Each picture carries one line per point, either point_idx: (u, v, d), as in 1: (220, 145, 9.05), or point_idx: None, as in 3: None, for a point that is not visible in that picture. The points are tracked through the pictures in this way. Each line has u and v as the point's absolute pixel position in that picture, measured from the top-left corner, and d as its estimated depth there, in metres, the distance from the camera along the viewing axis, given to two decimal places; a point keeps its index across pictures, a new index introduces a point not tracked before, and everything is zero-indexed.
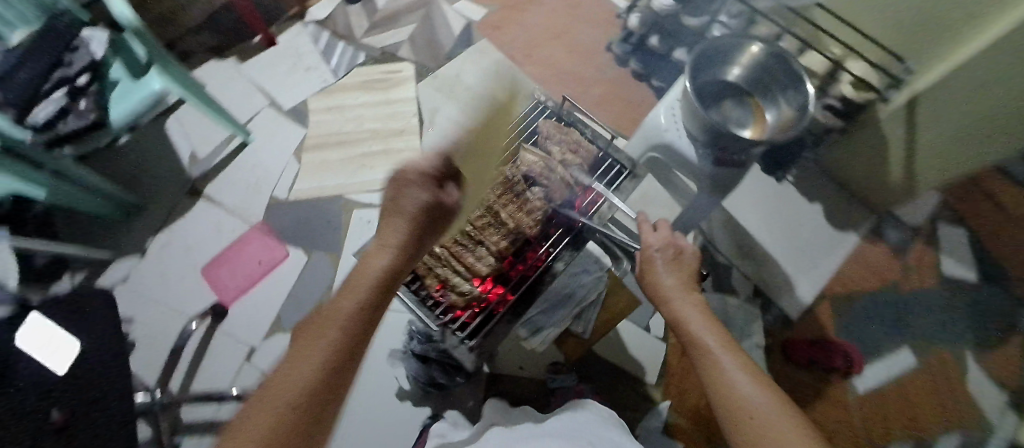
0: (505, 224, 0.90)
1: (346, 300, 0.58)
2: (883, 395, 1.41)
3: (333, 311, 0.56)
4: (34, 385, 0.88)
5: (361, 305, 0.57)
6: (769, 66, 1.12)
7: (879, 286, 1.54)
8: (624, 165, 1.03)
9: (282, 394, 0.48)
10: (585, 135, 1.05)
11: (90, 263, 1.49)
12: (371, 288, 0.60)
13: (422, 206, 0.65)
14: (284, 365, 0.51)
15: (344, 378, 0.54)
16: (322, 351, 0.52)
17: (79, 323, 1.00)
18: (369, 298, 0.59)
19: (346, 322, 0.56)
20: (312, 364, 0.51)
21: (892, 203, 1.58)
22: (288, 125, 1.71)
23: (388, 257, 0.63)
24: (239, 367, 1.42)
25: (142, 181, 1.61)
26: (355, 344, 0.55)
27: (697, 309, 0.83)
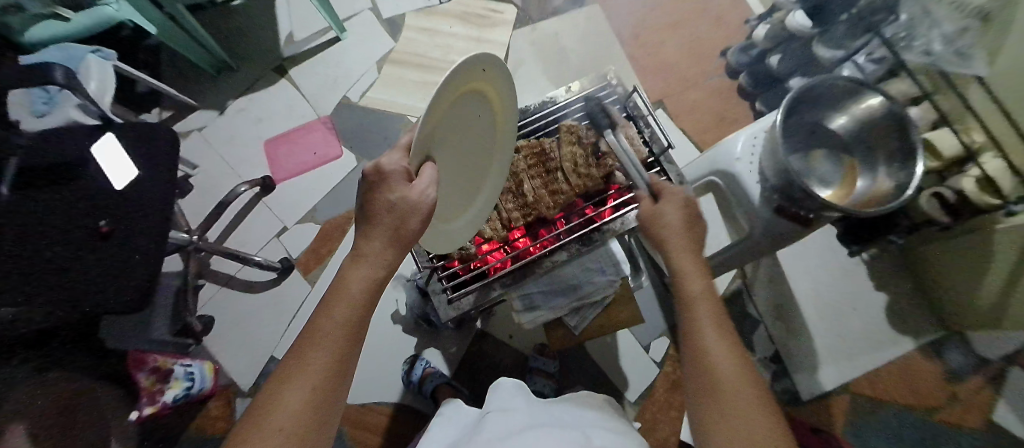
0: (523, 196, 0.95)
1: (334, 315, 0.59)
2: None
3: (322, 327, 0.58)
4: (93, 192, 1.07)
5: (345, 319, 0.59)
6: (882, 128, 0.98)
7: (913, 402, 1.39)
8: (670, 178, 0.98)
9: (277, 413, 0.53)
10: (642, 134, 1.01)
11: (177, 105, 1.65)
12: (354, 303, 0.60)
13: (391, 209, 0.61)
14: (276, 382, 0.55)
15: (338, 391, 0.57)
16: (315, 373, 0.55)
17: (141, 148, 1.14)
18: (354, 311, 0.60)
19: (332, 339, 0.58)
20: (303, 384, 0.55)
21: (970, 323, 1.38)
22: (382, 34, 1.74)
23: (372, 269, 0.62)
24: (270, 239, 1.55)
25: (240, 44, 1.72)
26: (346, 355, 0.58)
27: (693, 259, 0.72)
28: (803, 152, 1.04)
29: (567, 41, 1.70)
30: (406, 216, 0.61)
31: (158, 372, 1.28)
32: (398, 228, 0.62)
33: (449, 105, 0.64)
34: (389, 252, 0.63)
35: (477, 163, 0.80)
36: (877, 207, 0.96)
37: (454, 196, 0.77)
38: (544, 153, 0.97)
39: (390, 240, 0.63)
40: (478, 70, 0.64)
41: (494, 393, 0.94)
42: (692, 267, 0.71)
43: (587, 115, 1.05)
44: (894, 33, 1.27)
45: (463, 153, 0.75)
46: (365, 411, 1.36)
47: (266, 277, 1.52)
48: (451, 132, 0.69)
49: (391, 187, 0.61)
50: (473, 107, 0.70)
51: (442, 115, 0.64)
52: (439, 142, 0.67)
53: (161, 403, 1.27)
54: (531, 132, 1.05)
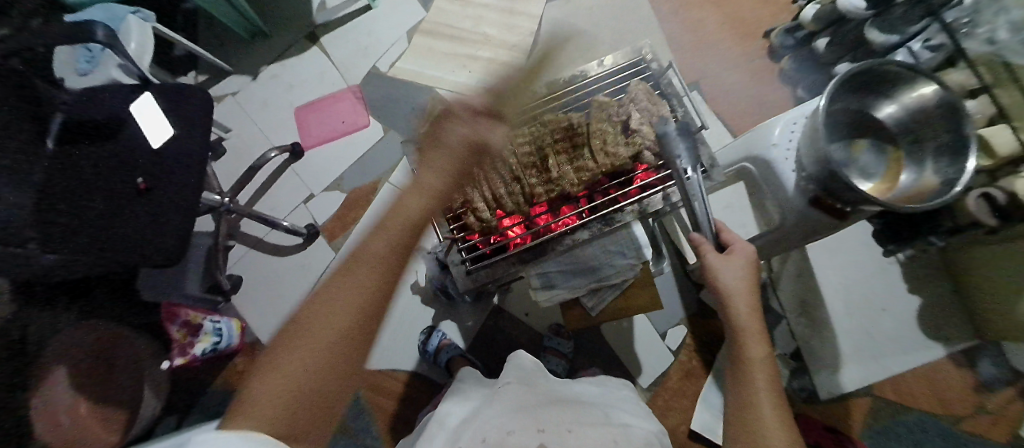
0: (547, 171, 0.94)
1: (376, 240, 0.63)
2: None
3: (371, 247, 0.63)
4: (133, 149, 1.12)
5: (386, 249, 0.63)
6: (933, 118, 0.93)
7: (938, 410, 1.34)
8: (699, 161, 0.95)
9: (323, 315, 0.59)
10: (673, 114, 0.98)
11: (212, 69, 1.69)
12: (395, 232, 0.64)
13: (458, 144, 0.69)
14: (328, 290, 0.61)
15: (373, 316, 0.61)
16: (354, 295, 0.60)
17: (175, 109, 1.17)
18: (394, 241, 0.63)
19: (372, 264, 0.62)
20: (344, 302, 0.60)
21: (1009, 333, 1.32)
22: (413, 4, 1.73)
23: (421, 198, 0.66)
24: (297, 204, 1.59)
25: (273, 10, 1.73)
26: (387, 277, 0.62)
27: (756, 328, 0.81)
28: (845, 140, 0.99)
29: (602, 17, 1.65)
30: (468, 151, 0.69)
31: (189, 326, 1.33)
32: (456, 160, 0.68)
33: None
34: (448, 185, 0.67)
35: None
36: (922, 203, 0.91)
37: None
38: (572, 128, 0.96)
39: (448, 170, 0.68)
40: None
41: (512, 365, 0.94)
42: (756, 336, 0.80)
43: (620, 91, 1.03)
44: (956, 18, 1.16)
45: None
46: (382, 376, 1.40)
47: (292, 242, 1.57)
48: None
49: (459, 124, 0.70)
50: None
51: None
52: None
53: (190, 355, 1.33)
54: (560, 106, 1.03)
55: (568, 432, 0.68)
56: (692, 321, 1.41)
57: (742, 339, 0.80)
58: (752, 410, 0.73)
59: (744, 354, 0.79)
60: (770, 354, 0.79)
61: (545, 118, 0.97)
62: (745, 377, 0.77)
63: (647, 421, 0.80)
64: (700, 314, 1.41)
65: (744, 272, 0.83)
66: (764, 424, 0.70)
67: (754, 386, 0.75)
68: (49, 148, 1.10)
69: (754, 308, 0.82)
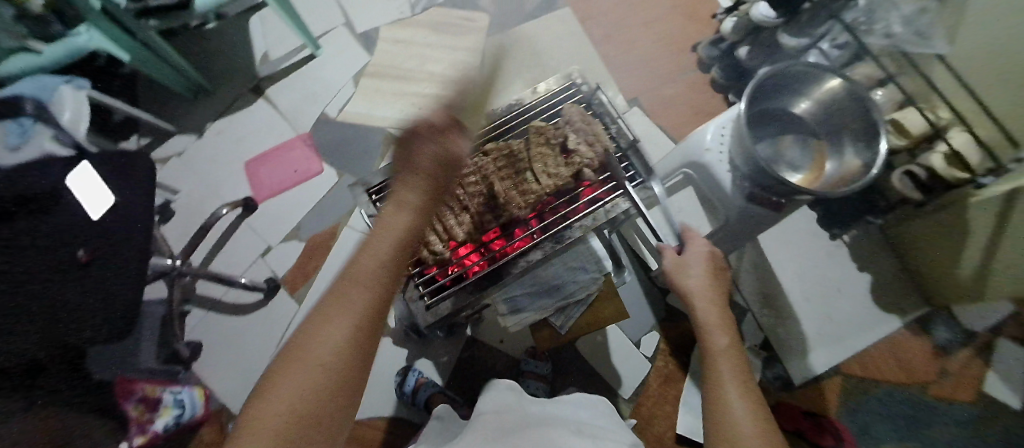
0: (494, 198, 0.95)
1: (374, 253, 0.60)
2: None
3: (365, 267, 0.58)
4: (68, 220, 1.07)
5: (387, 262, 0.60)
6: (846, 108, 0.99)
7: (904, 380, 1.39)
8: (638, 171, 0.99)
9: (316, 349, 0.52)
10: (609, 130, 1.03)
11: (155, 131, 1.65)
12: (394, 244, 0.61)
13: (432, 157, 0.67)
14: (316, 322, 0.54)
15: (376, 332, 0.57)
16: (355, 309, 0.55)
17: (115, 174, 1.14)
18: (391, 252, 0.61)
19: (374, 278, 0.58)
20: (344, 322, 0.54)
21: (953, 297, 1.40)
22: (357, 48, 1.76)
23: (402, 212, 0.64)
24: (255, 259, 1.55)
25: (215, 67, 1.72)
26: (383, 294, 0.58)
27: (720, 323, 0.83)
28: (771, 139, 1.07)
29: (541, 45, 1.72)
30: (443, 165, 0.68)
31: (147, 400, 1.31)
32: (431, 175, 0.67)
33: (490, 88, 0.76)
34: (425, 200, 0.66)
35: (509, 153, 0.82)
36: (846, 187, 0.97)
37: None
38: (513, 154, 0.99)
39: (423, 188, 0.66)
40: None
41: (487, 394, 0.94)
42: (717, 329, 0.82)
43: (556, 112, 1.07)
44: (854, 18, 1.25)
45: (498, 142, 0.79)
46: (359, 426, 1.35)
47: (252, 298, 1.52)
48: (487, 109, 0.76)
49: (432, 140, 0.68)
50: None
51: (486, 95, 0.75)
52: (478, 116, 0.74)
53: (151, 432, 1.29)
54: (501, 132, 1.06)
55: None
56: (663, 326, 1.43)
57: (707, 335, 0.82)
58: (722, 408, 0.70)
59: (709, 348, 0.80)
60: (737, 348, 0.80)
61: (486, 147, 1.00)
62: (713, 369, 0.76)
63: (623, 433, 0.84)
64: (670, 318, 1.44)
65: (704, 276, 0.89)
66: (738, 425, 0.66)
67: (721, 379, 0.74)
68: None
69: (717, 306, 0.85)
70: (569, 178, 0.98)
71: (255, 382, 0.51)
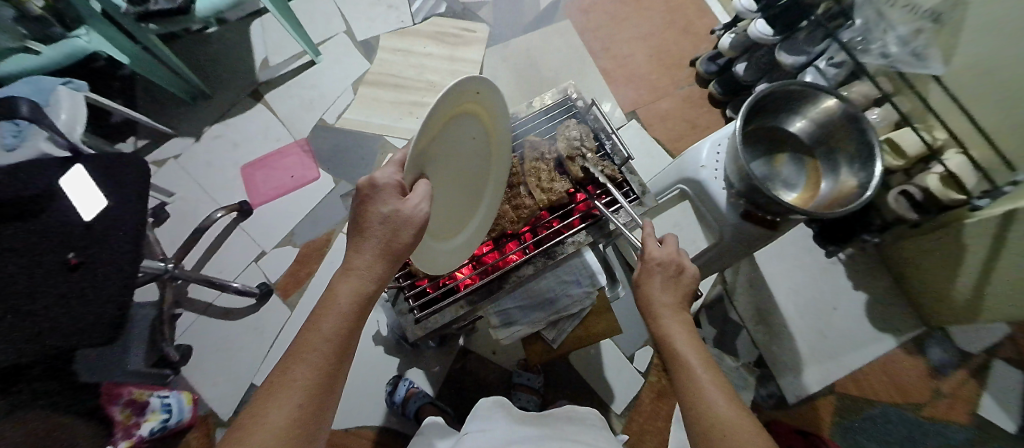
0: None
1: (323, 328, 0.60)
2: None
3: (309, 342, 0.59)
4: (59, 222, 1.06)
5: (334, 335, 0.59)
6: (840, 128, 1.00)
7: (898, 400, 1.39)
8: (632, 188, 1.00)
9: (261, 432, 0.53)
10: (604, 147, 1.02)
11: (153, 134, 1.65)
12: (344, 315, 0.61)
13: (382, 219, 0.63)
14: (262, 400, 0.55)
15: (326, 403, 0.58)
16: (300, 387, 0.56)
17: (110, 177, 1.14)
18: (340, 328, 0.60)
19: (318, 355, 0.58)
20: (287, 400, 0.55)
21: (948, 318, 1.40)
22: (357, 55, 1.76)
23: (361, 282, 0.63)
24: (248, 264, 1.54)
25: (214, 71, 1.73)
26: (332, 370, 0.59)
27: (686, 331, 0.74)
28: (765, 156, 1.06)
29: (540, 56, 1.73)
30: (398, 229, 0.63)
31: (133, 404, 1.26)
32: (388, 243, 0.63)
33: (442, 127, 0.66)
34: (380, 263, 0.64)
35: (474, 177, 0.82)
36: (841, 207, 0.96)
37: (453, 212, 0.80)
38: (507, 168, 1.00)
39: (380, 253, 0.64)
40: (472, 92, 0.67)
41: (474, 413, 0.92)
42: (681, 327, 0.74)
43: (552, 128, 1.07)
44: (850, 38, 1.25)
45: (456, 173, 0.76)
46: (347, 436, 1.33)
47: (244, 304, 1.51)
48: (446, 154, 0.71)
49: (383, 200, 0.63)
50: (467, 128, 0.73)
51: (437, 136, 0.66)
52: (435, 160, 0.70)
53: (138, 436, 1.26)
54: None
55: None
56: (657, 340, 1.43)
57: (672, 341, 0.72)
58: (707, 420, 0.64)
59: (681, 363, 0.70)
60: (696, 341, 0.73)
61: None
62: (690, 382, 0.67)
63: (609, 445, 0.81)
64: None
65: (670, 289, 0.78)
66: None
67: (699, 381, 0.67)
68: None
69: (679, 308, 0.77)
70: (564, 193, 0.97)
71: None
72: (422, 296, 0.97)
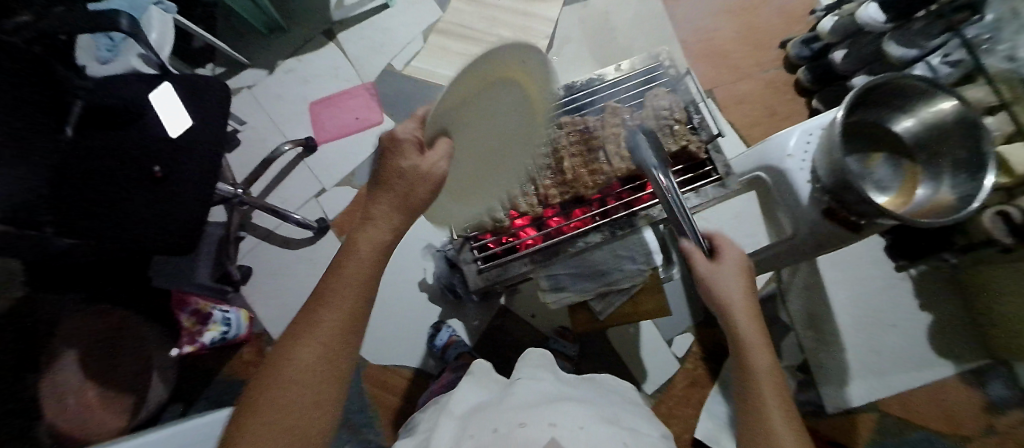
0: (561, 173, 0.96)
1: (346, 272, 0.61)
2: None
3: (332, 284, 0.61)
4: (145, 135, 1.14)
5: (353, 282, 0.61)
6: (952, 133, 0.91)
7: (947, 430, 1.33)
8: (715, 168, 0.97)
9: (288, 367, 0.56)
10: (691, 120, 0.98)
11: (229, 63, 1.71)
12: (363, 261, 0.62)
13: (398, 171, 0.63)
14: (291, 338, 0.58)
15: (347, 346, 0.60)
16: (325, 326, 0.58)
17: (197, 99, 1.19)
18: (360, 273, 0.62)
19: (341, 298, 0.60)
20: (311, 339, 0.57)
21: (1018, 353, 1.30)
22: (431, 3, 1.74)
23: (380, 231, 0.64)
24: (309, 198, 1.61)
25: (291, 5, 1.75)
26: (354, 311, 0.61)
27: (757, 337, 0.81)
28: (861, 153, 0.99)
29: (618, 23, 1.65)
30: (415, 184, 0.63)
31: (197, 313, 1.37)
32: (401, 193, 0.63)
33: (474, 89, 0.68)
34: (397, 215, 0.64)
35: (508, 153, 0.80)
36: (937, 218, 0.89)
37: (469, 180, 0.78)
38: (587, 130, 0.98)
39: (398, 205, 0.64)
40: (519, 60, 0.68)
41: (522, 360, 0.96)
42: (754, 335, 0.81)
43: (637, 96, 1.04)
44: (975, 35, 1.10)
45: (480, 141, 0.76)
46: (386, 372, 1.42)
47: (302, 235, 1.59)
48: (473, 119, 0.72)
49: (403, 153, 0.63)
50: (503, 96, 0.73)
51: (469, 96, 0.68)
52: (462, 122, 0.71)
53: (200, 343, 1.36)
54: (579, 108, 1.05)
55: (552, 425, 0.67)
56: (699, 328, 1.41)
57: (745, 343, 0.81)
58: None
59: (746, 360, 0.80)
60: (795, 419, 0.74)
61: (561, 120, 1.00)
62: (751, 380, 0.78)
63: (646, 424, 0.81)
64: (707, 322, 1.41)
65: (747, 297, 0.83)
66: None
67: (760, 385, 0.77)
68: (67, 135, 1.12)
69: (754, 311, 0.83)
70: None
71: (245, 397, 0.57)
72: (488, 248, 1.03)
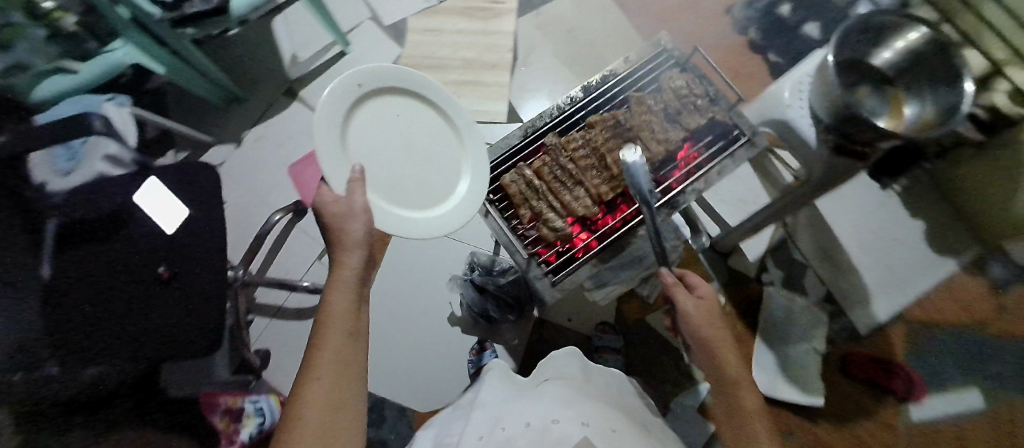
0: (608, 169, 0.99)
1: (333, 311, 0.75)
2: (937, 431, 1.35)
3: (326, 320, 0.75)
4: (137, 236, 1.02)
5: (343, 315, 0.76)
6: (927, 58, 1.00)
7: (968, 321, 1.43)
8: (739, 129, 1.00)
9: (308, 392, 0.69)
10: (708, 91, 1.02)
11: (192, 145, 1.63)
12: (342, 295, 0.77)
13: (338, 218, 0.79)
14: (304, 371, 0.71)
15: (353, 366, 0.74)
16: (328, 352, 0.72)
17: (186, 184, 1.10)
18: (345, 305, 0.76)
19: (334, 328, 0.74)
20: (319, 366, 0.71)
21: (1008, 234, 1.42)
22: (388, 41, 1.73)
23: (348, 269, 0.80)
24: (313, 262, 1.55)
25: (245, 74, 1.70)
26: (351, 336, 0.75)
27: (732, 351, 0.89)
28: (850, 88, 1.09)
29: (574, 22, 1.71)
30: (350, 223, 0.79)
31: (229, 411, 1.27)
32: (351, 236, 0.80)
33: (353, 121, 0.82)
34: (358, 254, 0.81)
35: (433, 150, 0.93)
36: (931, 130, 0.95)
37: (414, 187, 0.90)
38: (620, 123, 1.02)
39: (354, 247, 0.80)
40: (357, 83, 0.80)
41: (546, 364, 1.07)
42: (730, 353, 0.89)
43: (650, 81, 1.08)
44: None
45: (400, 154, 0.88)
46: None
47: (314, 301, 1.53)
48: (375, 142, 0.84)
49: (328, 207, 0.80)
50: (384, 113, 0.86)
51: (353, 128, 0.81)
52: (367, 152, 0.83)
53: (239, 442, 1.24)
54: (603, 104, 1.08)
55: (585, 425, 0.77)
56: (727, 288, 1.47)
57: (721, 358, 0.88)
58: None
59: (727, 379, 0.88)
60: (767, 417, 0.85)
61: (590, 120, 1.03)
62: (732, 393, 0.88)
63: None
64: (732, 280, 1.47)
65: (713, 321, 0.90)
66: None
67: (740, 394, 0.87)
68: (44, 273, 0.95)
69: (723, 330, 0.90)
70: (677, 142, 1.00)
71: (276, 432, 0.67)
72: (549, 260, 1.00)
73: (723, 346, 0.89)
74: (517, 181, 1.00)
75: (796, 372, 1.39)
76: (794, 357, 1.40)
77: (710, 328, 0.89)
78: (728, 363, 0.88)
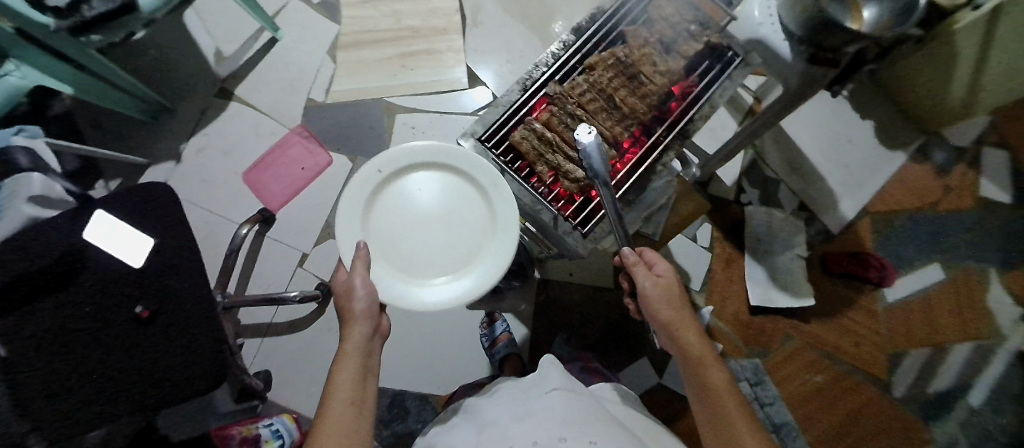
0: (620, 108, 1.00)
1: (342, 377, 0.77)
2: (908, 307, 1.50)
3: (337, 385, 0.76)
4: (102, 277, 0.91)
5: (350, 378, 0.77)
6: None
7: (922, 205, 1.57)
8: (732, 52, 1.03)
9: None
10: (696, 18, 1.01)
11: (123, 170, 1.45)
12: (352, 360, 0.79)
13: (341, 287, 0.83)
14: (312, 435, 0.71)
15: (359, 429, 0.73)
16: (339, 416, 0.73)
17: (138, 213, 0.97)
18: (354, 369, 0.78)
19: (344, 390, 0.75)
20: (329, 431, 0.71)
21: (946, 120, 1.55)
22: (321, 20, 1.58)
23: (356, 333, 0.82)
24: (293, 270, 1.45)
25: (166, 80, 1.50)
26: (359, 399, 0.76)
27: (693, 332, 0.84)
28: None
29: None
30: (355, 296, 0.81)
31: (245, 441, 1.19)
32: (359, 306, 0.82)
33: (380, 206, 0.83)
34: (365, 322, 0.82)
35: (463, 225, 0.84)
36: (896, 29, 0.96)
37: (437, 264, 0.82)
38: (619, 62, 1.02)
39: (362, 315, 0.82)
40: (378, 169, 0.82)
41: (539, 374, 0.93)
42: (691, 332, 0.84)
43: (637, 14, 1.06)
44: None
45: (427, 235, 0.83)
46: None
47: (305, 310, 1.44)
48: (400, 224, 0.83)
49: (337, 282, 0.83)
50: (415, 193, 0.84)
51: (379, 212, 0.83)
52: (389, 233, 0.82)
53: None
54: (598, 45, 1.06)
55: None
56: (712, 216, 1.53)
57: (682, 338, 0.84)
58: None
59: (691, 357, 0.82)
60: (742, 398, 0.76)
61: (590, 62, 1.02)
62: (698, 372, 0.80)
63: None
64: (714, 207, 1.54)
65: (670, 303, 0.86)
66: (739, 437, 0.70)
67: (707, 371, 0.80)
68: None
69: (683, 312, 0.86)
70: (676, 72, 1.01)
71: None
72: (574, 213, 1.00)
73: (682, 326, 0.85)
74: (529, 137, 0.98)
75: (785, 281, 1.48)
76: (780, 267, 1.50)
77: (667, 311, 0.86)
78: (691, 340, 0.83)
